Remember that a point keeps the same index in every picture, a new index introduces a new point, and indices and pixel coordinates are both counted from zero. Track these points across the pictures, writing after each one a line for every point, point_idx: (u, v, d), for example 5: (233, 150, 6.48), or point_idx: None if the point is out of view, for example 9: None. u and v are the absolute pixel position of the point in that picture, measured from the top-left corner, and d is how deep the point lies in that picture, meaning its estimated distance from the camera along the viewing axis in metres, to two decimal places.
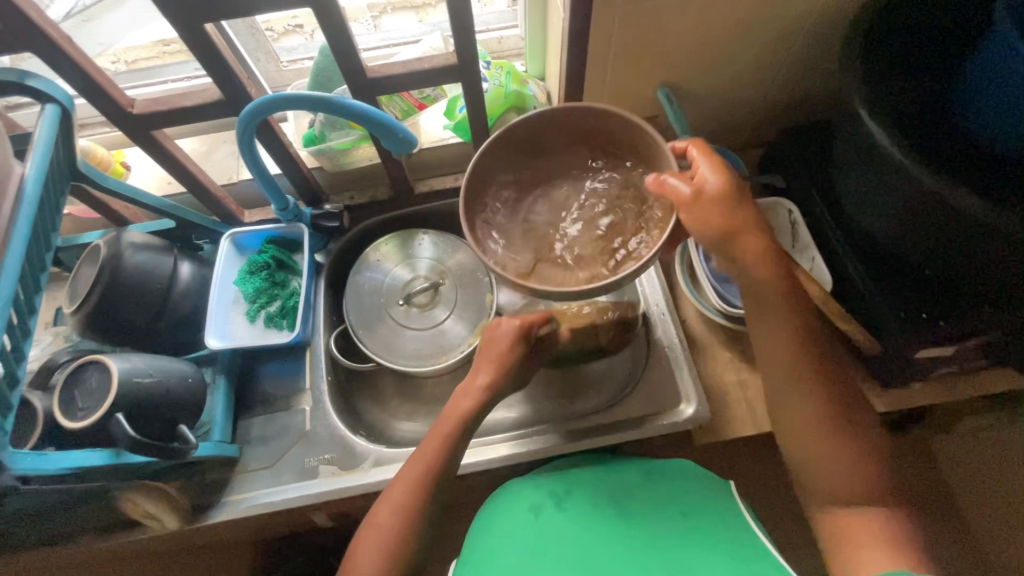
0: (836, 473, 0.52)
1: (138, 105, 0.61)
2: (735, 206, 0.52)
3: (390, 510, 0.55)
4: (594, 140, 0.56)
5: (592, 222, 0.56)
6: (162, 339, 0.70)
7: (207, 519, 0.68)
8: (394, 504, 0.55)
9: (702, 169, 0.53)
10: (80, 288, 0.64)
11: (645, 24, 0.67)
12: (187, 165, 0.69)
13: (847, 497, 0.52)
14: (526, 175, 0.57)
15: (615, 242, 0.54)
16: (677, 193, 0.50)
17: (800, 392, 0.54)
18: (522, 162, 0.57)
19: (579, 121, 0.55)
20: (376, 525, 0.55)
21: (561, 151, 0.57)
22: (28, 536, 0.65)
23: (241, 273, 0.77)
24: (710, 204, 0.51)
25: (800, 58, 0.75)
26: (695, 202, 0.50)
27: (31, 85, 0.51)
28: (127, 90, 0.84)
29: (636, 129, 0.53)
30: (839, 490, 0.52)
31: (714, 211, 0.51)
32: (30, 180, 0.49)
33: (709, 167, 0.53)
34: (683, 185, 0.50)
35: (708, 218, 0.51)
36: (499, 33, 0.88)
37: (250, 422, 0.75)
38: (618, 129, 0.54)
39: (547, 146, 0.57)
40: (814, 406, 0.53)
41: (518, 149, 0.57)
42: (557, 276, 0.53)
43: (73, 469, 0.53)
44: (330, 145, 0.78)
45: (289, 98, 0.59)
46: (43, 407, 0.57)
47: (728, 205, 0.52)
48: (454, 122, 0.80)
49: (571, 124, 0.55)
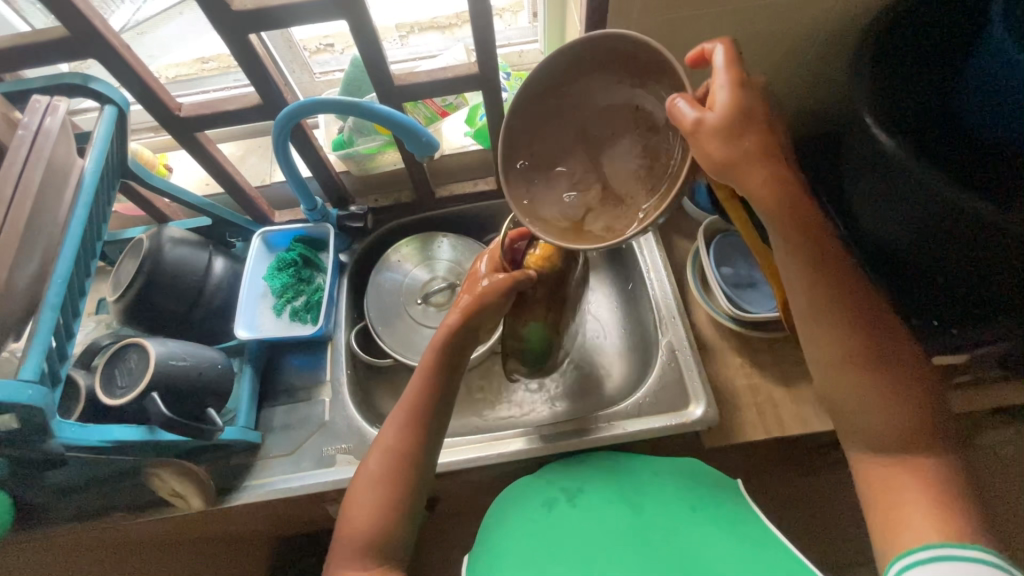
0: (865, 415, 0.50)
1: (184, 108, 0.66)
2: (744, 137, 0.47)
3: (380, 449, 0.57)
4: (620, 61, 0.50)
5: (637, 150, 0.52)
6: (195, 329, 0.75)
7: (230, 501, 0.71)
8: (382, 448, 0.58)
9: (714, 91, 0.48)
10: (123, 277, 0.69)
11: (657, 37, 0.70)
12: (226, 166, 0.74)
13: (886, 441, 0.49)
14: (558, 121, 0.53)
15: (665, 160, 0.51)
16: (676, 117, 0.46)
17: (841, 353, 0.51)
18: (545, 106, 0.53)
19: (591, 52, 0.50)
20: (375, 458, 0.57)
21: (591, 77, 0.52)
22: (65, 511, 0.69)
23: (270, 269, 0.81)
24: (711, 132, 0.45)
25: (809, 69, 0.77)
26: (696, 131, 0.45)
27: (93, 88, 0.57)
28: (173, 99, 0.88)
29: (646, 46, 0.47)
30: (883, 437, 0.49)
31: (713, 141, 0.46)
32: (89, 173, 0.53)
33: (722, 86, 0.47)
34: (690, 111, 0.45)
35: (712, 148, 0.46)
36: (520, 47, 0.92)
37: (273, 411, 0.78)
38: (640, 49, 0.48)
39: (573, 76, 0.52)
40: (856, 370, 0.51)
41: (544, 93, 0.53)
42: (613, 220, 0.51)
43: (111, 442, 0.57)
44: (357, 150, 0.82)
45: (322, 102, 0.63)
46: (87, 384, 0.62)
47: (739, 132, 0.47)
48: (474, 130, 0.85)
49: (590, 53, 0.50)
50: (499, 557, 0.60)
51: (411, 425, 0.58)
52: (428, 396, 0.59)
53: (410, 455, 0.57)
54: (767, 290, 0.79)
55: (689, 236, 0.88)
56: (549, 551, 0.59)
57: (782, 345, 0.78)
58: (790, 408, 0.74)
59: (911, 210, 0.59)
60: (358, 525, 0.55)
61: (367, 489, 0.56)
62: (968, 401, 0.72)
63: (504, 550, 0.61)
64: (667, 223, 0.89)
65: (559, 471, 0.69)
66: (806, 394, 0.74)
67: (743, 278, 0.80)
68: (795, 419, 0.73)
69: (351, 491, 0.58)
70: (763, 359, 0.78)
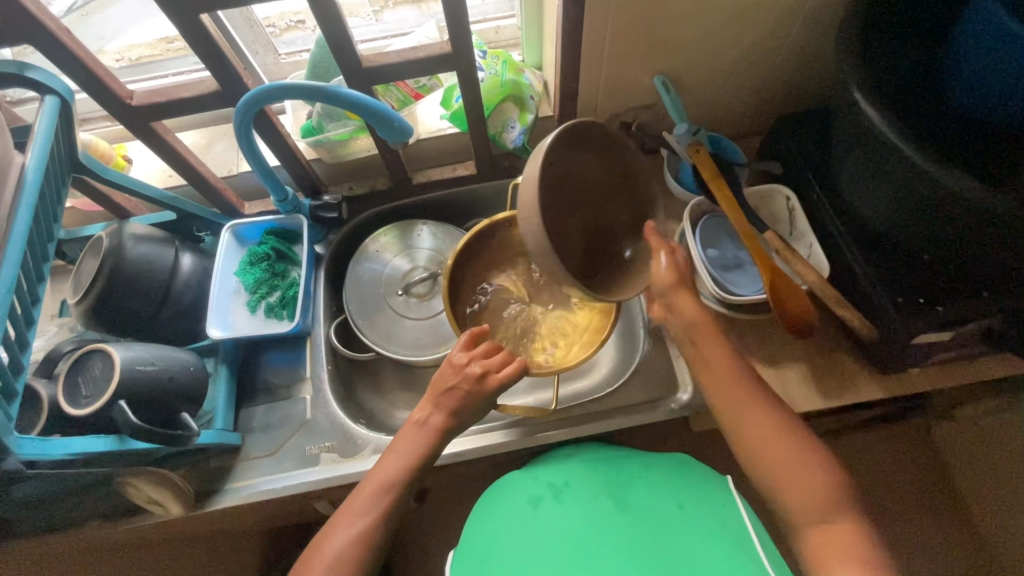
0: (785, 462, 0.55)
1: (136, 97, 0.61)
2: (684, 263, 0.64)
3: (342, 536, 0.55)
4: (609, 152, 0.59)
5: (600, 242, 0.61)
6: (166, 330, 0.72)
7: (211, 505, 0.69)
8: (353, 533, 0.55)
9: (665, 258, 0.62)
10: (83, 279, 0.65)
11: (639, 11, 0.67)
12: (188, 157, 0.70)
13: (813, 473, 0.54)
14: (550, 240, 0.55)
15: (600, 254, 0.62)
16: (656, 268, 0.63)
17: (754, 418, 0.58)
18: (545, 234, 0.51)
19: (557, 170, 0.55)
20: (363, 484, 0.59)
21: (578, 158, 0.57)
22: (37, 524, 0.66)
23: (241, 264, 0.78)
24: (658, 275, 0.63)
25: (794, 42, 0.75)
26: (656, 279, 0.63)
27: (29, 77, 0.52)
28: (126, 85, 0.84)
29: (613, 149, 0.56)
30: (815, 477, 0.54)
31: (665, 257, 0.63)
32: (31, 172, 0.49)
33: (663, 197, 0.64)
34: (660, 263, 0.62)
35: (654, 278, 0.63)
36: (496, 24, 0.88)
37: (252, 411, 0.76)
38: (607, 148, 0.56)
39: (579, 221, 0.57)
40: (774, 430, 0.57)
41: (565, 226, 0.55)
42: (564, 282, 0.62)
43: (79, 455, 0.54)
44: (328, 136, 0.77)
45: (285, 87, 0.59)
46: (48, 395, 0.59)
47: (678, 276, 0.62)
48: (450, 112, 0.79)
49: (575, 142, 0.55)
50: (485, 557, 0.59)
51: (377, 525, 0.56)
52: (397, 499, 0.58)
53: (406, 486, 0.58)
54: (753, 272, 0.78)
55: (674, 217, 0.86)
56: (529, 550, 0.58)
57: (766, 326, 0.78)
58: (776, 388, 0.74)
59: (899, 188, 0.57)
60: (327, 561, 0.53)
61: (358, 513, 0.56)
62: (948, 376, 0.73)
63: (481, 553, 0.60)
64: None
65: (543, 466, 0.69)
66: (791, 374, 0.74)
67: (730, 259, 0.78)
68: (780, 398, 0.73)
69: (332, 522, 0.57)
70: (749, 341, 0.77)
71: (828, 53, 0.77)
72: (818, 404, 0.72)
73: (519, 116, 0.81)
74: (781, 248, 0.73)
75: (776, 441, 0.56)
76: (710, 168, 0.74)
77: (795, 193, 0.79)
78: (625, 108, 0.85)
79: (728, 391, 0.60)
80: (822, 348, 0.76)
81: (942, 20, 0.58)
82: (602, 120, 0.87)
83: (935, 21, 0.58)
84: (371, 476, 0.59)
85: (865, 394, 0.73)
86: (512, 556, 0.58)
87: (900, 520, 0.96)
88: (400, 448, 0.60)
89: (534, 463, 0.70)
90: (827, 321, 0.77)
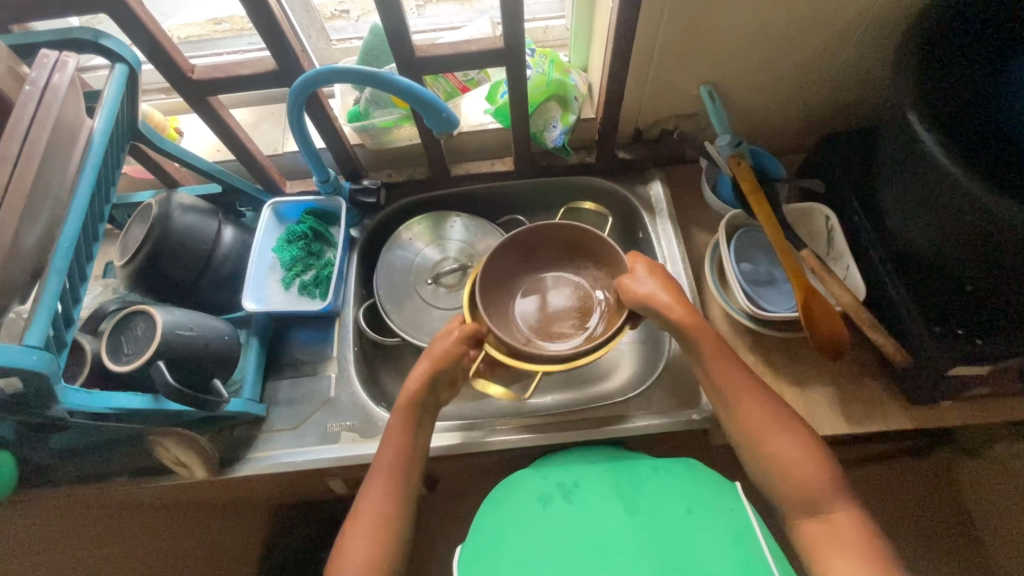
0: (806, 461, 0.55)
1: (197, 71, 0.63)
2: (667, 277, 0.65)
3: (364, 534, 0.56)
4: (547, 239, 0.70)
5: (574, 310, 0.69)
6: (203, 299, 0.74)
7: (232, 473, 0.70)
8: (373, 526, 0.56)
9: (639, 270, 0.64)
10: (131, 243, 0.68)
11: (692, 19, 0.67)
12: (238, 133, 0.72)
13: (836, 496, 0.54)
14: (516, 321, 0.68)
15: (590, 320, 0.68)
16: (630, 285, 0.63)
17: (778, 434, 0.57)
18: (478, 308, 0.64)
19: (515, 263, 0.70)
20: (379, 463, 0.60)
21: (530, 260, 0.71)
22: (69, 474, 0.69)
23: (280, 241, 0.80)
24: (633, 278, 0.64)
25: (847, 60, 0.74)
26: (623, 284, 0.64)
27: (103, 44, 0.54)
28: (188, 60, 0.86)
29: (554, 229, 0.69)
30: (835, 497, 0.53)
31: (671, 291, 0.62)
32: (98, 135, 0.51)
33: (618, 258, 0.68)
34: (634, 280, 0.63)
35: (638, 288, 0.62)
36: (545, 24, 0.88)
37: (278, 384, 0.78)
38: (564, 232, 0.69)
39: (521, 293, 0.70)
40: (794, 438, 0.56)
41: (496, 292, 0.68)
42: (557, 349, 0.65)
43: (116, 410, 0.55)
44: (373, 122, 0.79)
45: (340, 71, 0.61)
46: (92, 350, 0.61)
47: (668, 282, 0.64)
48: (495, 107, 0.80)
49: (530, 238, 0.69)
50: (490, 549, 0.60)
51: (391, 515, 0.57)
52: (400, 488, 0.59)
53: (405, 473, 0.60)
54: (785, 290, 0.78)
55: (709, 229, 0.86)
56: (537, 549, 0.58)
57: (794, 344, 0.77)
58: (800, 408, 0.73)
59: (947, 213, 0.56)
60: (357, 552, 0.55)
61: (371, 506, 0.57)
62: (982, 413, 0.71)
63: (489, 546, 0.61)
64: (687, 215, 0.87)
65: (555, 465, 0.69)
66: (817, 397, 0.73)
67: (762, 274, 0.78)
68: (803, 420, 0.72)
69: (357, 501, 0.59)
70: (776, 359, 0.76)
71: (883, 73, 0.76)
72: (842, 429, 0.71)
73: (562, 116, 0.81)
74: (816, 267, 0.72)
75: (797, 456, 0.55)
76: (751, 182, 0.74)
77: (835, 214, 0.77)
78: (668, 116, 0.85)
79: (744, 393, 0.59)
80: (850, 372, 0.75)
81: (1004, 49, 0.57)
82: (644, 126, 0.87)
83: (998, 47, 0.57)
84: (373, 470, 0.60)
85: (893, 424, 0.71)
86: (520, 553, 0.58)
87: (915, 556, 0.94)
88: (392, 442, 0.61)
89: (549, 462, 0.71)
90: (857, 345, 0.76)
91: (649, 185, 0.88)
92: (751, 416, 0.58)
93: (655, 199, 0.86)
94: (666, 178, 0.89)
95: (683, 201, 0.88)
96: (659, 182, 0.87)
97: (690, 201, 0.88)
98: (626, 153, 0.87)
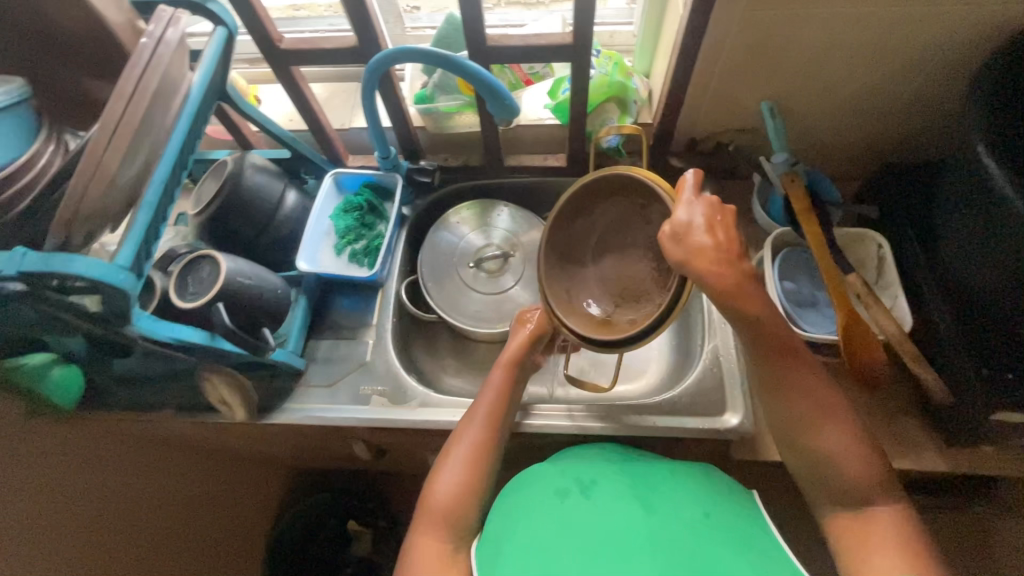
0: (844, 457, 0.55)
1: (285, 41, 0.68)
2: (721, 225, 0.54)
3: (450, 499, 0.62)
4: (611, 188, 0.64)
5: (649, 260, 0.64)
6: (262, 255, 0.79)
7: (268, 419, 0.75)
8: (456, 496, 0.63)
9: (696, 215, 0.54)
10: (205, 195, 0.73)
11: (763, 32, 0.67)
12: (313, 104, 0.77)
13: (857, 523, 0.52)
14: (595, 283, 0.66)
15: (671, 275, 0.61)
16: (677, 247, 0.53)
17: (810, 435, 0.56)
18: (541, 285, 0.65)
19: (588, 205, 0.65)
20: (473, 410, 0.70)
21: (596, 211, 0.66)
22: (122, 400, 0.75)
23: (336, 210, 0.84)
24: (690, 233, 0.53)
25: (919, 89, 0.73)
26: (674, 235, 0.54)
27: (209, 8, 0.59)
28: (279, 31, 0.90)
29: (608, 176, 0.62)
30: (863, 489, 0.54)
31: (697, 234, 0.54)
32: (195, 89, 0.56)
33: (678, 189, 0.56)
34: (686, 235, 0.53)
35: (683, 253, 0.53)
36: (612, 28, 0.90)
37: (318, 343, 0.82)
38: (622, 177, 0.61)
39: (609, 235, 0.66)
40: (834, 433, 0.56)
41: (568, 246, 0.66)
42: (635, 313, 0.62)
43: (176, 341, 0.60)
44: (437, 106, 0.83)
45: (415, 52, 0.64)
46: (161, 286, 0.66)
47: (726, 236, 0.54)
48: (554, 103, 0.83)
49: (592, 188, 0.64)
50: (506, 538, 0.59)
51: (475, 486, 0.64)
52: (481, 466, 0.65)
53: (487, 452, 0.66)
54: (827, 314, 0.76)
55: (754, 245, 0.85)
56: (550, 536, 0.57)
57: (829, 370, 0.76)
58: None
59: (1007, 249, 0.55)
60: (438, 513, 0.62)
61: (456, 479, 0.64)
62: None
63: (503, 534, 0.59)
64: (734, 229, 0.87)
65: (567, 462, 0.69)
66: None
67: (805, 296, 0.77)
68: None
69: (453, 437, 0.68)
70: None
71: (956, 104, 0.74)
72: None
73: (619, 118, 0.83)
74: (862, 292, 0.71)
75: (822, 454, 0.55)
76: (802, 201, 0.74)
77: (888, 243, 0.75)
78: (725, 129, 0.85)
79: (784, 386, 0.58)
80: (885, 406, 0.73)
81: None
82: (700, 137, 0.87)
83: None
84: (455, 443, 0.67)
85: (926, 463, 0.69)
86: (533, 541, 0.57)
87: None
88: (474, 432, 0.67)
89: (562, 457, 0.71)
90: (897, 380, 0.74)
91: None
92: (789, 407, 0.57)
93: None
94: (716, 191, 0.89)
95: (731, 215, 0.88)
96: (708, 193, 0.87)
97: (738, 216, 0.87)
98: (679, 161, 0.88)
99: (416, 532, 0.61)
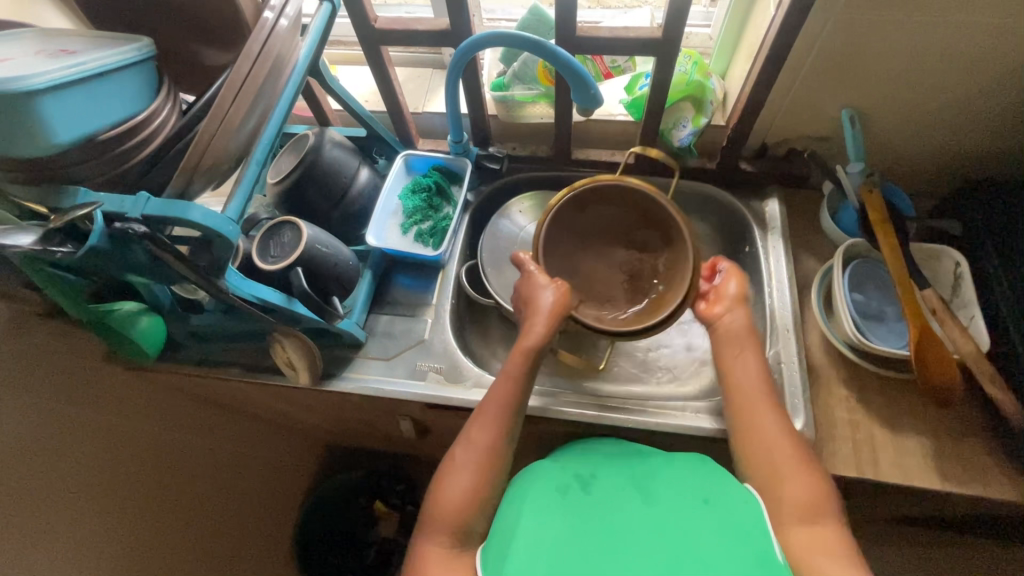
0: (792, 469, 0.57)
1: (380, 21, 0.71)
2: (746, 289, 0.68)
3: (459, 496, 0.58)
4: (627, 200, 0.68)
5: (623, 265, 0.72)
6: (333, 228, 0.82)
7: (328, 385, 0.77)
8: (463, 491, 0.58)
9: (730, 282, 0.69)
10: (286, 166, 0.76)
11: (855, 36, 0.66)
12: (395, 84, 0.79)
13: None
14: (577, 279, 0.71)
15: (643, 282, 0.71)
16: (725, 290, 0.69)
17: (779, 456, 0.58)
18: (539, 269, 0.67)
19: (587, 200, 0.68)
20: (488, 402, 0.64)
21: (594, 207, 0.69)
22: (191, 356, 0.78)
23: (405, 190, 0.86)
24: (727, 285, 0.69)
25: (1011, 105, 0.71)
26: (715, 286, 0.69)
27: None
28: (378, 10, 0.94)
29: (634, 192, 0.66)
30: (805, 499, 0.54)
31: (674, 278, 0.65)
32: (302, 58, 0.58)
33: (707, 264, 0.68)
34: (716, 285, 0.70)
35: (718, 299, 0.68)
36: (690, 30, 0.91)
37: (378, 317, 0.84)
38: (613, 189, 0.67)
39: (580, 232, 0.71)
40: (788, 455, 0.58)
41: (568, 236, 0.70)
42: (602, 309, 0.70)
43: (258, 299, 0.62)
44: (513, 95, 0.85)
45: (505, 37, 0.65)
46: (245, 249, 0.70)
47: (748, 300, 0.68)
48: (630, 98, 0.83)
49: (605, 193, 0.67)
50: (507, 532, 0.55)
51: (484, 481, 0.59)
52: (494, 458, 0.60)
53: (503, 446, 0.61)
54: (895, 329, 0.75)
55: (820, 255, 0.84)
56: (544, 527, 0.54)
57: (893, 386, 0.74)
58: (890, 453, 0.69)
59: None
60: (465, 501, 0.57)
61: (463, 474, 0.59)
62: None
63: (502, 529, 0.56)
64: (800, 237, 0.85)
65: (605, 451, 0.68)
66: (912, 446, 0.69)
67: (873, 309, 0.75)
68: (892, 464, 0.68)
69: (464, 429, 0.63)
70: (870, 396, 0.73)
71: None
72: (935, 485, 0.67)
73: (694, 117, 0.83)
74: (937, 309, 0.69)
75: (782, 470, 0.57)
76: (879, 212, 0.72)
77: (965, 261, 0.72)
78: (800, 135, 0.84)
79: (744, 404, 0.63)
80: (953, 427, 0.70)
81: None
82: (772, 142, 0.86)
83: None
84: (474, 427, 0.62)
85: (994, 491, 0.66)
86: (532, 535, 0.54)
87: None
88: (488, 421, 0.62)
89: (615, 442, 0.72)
90: (966, 401, 0.71)
91: (765, 201, 0.87)
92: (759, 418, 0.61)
93: (769, 216, 0.85)
94: (784, 198, 0.87)
95: (798, 223, 0.87)
96: (776, 199, 0.86)
97: (805, 224, 0.86)
98: (748, 165, 0.87)
99: (421, 537, 0.57)
